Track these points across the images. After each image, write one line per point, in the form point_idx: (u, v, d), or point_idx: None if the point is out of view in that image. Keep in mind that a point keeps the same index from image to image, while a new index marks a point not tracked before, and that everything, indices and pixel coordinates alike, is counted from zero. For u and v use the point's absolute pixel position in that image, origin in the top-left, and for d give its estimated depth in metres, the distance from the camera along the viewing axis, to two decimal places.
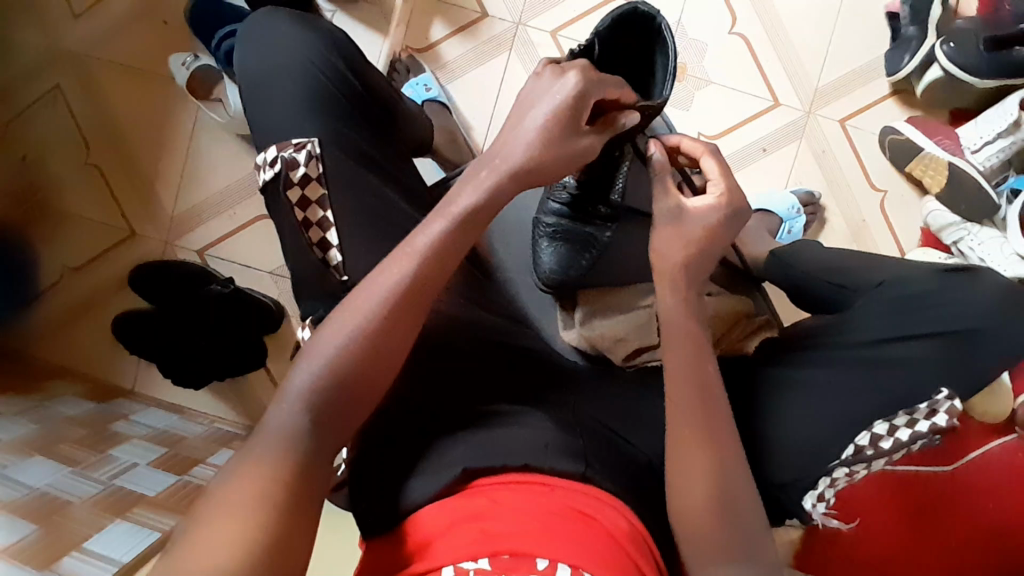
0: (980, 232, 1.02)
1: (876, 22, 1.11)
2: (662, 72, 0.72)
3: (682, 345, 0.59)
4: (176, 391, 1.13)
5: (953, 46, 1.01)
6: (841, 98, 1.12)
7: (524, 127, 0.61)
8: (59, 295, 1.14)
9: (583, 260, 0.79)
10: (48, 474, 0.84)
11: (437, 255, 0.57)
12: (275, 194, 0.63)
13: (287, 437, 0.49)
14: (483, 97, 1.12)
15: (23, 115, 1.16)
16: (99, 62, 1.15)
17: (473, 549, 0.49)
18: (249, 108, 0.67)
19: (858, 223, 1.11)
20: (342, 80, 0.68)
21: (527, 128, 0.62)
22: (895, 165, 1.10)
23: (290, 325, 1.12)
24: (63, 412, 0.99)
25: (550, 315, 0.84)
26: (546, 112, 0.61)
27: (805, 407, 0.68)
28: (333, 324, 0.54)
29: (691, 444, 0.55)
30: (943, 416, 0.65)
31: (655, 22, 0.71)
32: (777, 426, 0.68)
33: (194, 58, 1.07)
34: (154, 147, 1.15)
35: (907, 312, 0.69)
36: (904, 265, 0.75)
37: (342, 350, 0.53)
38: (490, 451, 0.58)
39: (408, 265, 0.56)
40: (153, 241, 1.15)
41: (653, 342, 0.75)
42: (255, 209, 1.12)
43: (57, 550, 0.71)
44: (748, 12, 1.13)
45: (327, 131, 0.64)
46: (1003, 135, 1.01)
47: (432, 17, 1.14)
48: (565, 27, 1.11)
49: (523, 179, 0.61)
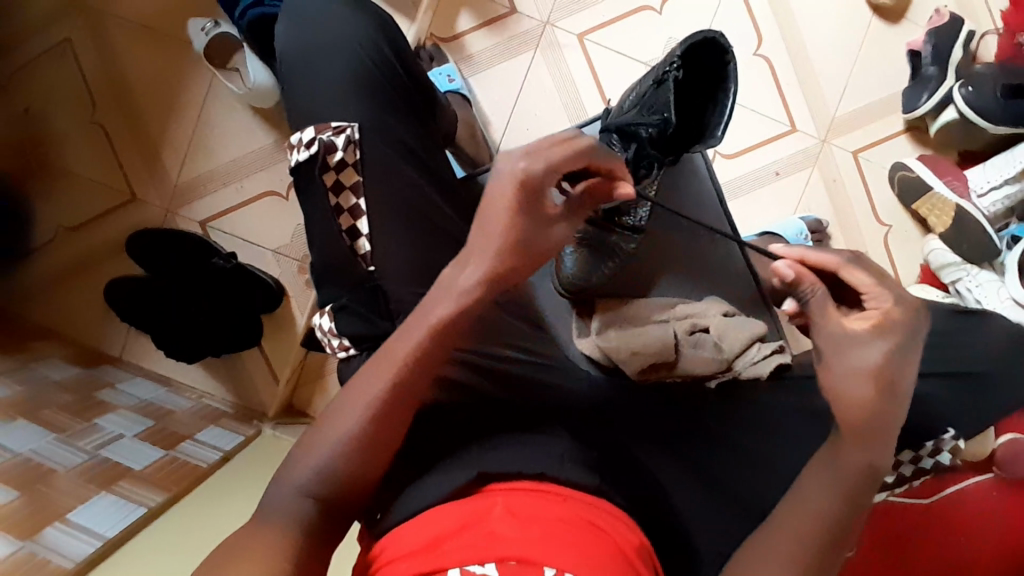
0: (979, 274, 1.04)
1: (898, 58, 1.13)
2: (720, 117, 0.78)
3: None
4: (164, 363, 1.11)
5: (971, 90, 1.03)
6: (856, 129, 1.13)
7: (493, 222, 0.57)
8: (52, 254, 1.11)
9: (605, 267, 0.81)
10: (33, 439, 0.81)
11: (450, 328, 0.56)
12: (309, 174, 0.66)
13: (325, 476, 0.54)
14: (503, 94, 1.12)
15: (27, 67, 1.12)
16: (112, 18, 1.11)
17: (479, 553, 0.47)
18: (291, 80, 0.70)
19: (861, 254, 1.13)
20: (388, 69, 0.70)
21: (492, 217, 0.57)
22: (902, 201, 1.11)
23: (290, 306, 1.10)
24: (48, 376, 0.96)
25: (566, 321, 0.81)
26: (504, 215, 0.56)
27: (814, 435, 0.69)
28: (367, 377, 0.56)
29: None
30: (947, 452, 0.70)
31: (727, 56, 0.76)
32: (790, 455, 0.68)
33: (215, 25, 1.04)
34: (163, 111, 1.11)
35: (916, 349, 0.69)
36: (921, 301, 0.75)
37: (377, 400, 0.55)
38: (508, 459, 0.59)
39: (434, 326, 0.56)
40: (153, 207, 1.12)
41: (670, 357, 0.72)
42: (263, 183, 1.10)
43: (39, 521, 0.68)
44: (774, 35, 1.13)
45: (369, 119, 0.67)
46: (1010, 181, 1.04)
47: (459, 8, 1.13)
48: (592, 32, 1.12)
49: (525, 254, 0.57)
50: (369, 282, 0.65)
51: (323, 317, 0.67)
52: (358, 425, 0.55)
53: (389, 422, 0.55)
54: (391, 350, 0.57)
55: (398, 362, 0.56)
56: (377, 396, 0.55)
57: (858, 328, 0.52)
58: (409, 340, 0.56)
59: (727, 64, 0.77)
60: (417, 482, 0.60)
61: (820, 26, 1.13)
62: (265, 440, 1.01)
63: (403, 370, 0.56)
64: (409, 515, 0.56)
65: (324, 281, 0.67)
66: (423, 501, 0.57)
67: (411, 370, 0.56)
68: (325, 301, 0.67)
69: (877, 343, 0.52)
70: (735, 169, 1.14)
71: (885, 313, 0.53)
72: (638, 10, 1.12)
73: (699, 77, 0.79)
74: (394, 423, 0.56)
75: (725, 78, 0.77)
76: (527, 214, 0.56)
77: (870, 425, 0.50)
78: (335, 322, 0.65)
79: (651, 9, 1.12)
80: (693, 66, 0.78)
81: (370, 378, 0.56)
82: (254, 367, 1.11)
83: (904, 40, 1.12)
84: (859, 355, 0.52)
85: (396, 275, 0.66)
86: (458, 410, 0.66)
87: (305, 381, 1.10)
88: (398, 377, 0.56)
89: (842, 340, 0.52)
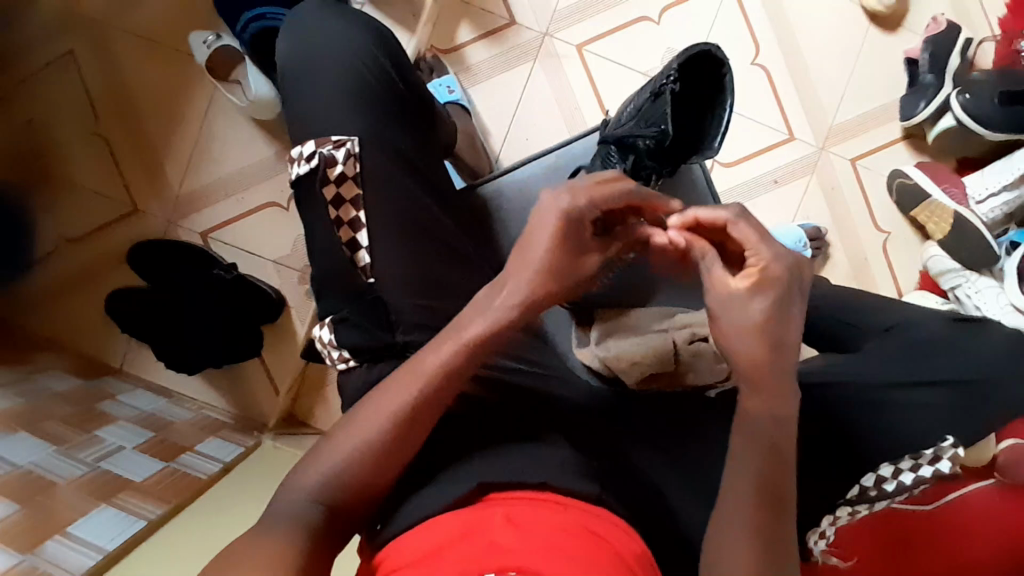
0: (978, 280, 1.04)
1: (895, 66, 1.13)
2: (717, 128, 0.78)
3: None
4: (164, 374, 1.11)
5: (968, 97, 1.04)
6: (854, 137, 1.14)
7: (529, 251, 0.58)
8: (53, 265, 1.12)
9: (604, 278, 0.81)
10: (34, 452, 0.81)
11: (479, 342, 0.57)
12: (309, 188, 0.66)
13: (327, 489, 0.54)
14: (504, 104, 1.12)
15: (30, 81, 1.13)
16: (114, 32, 1.12)
17: (478, 564, 0.47)
18: (291, 94, 0.70)
19: (861, 261, 1.13)
20: (388, 82, 0.71)
21: (529, 246, 0.58)
22: (901, 208, 1.12)
23: (291, 317, 1.10)
24: (48, 387, 0.96)
25: (567, 331, 0.84)
26: (546, 244, 0.57)
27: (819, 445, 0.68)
28: (393, 389, 0.57)
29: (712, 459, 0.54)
30: (947, 463, 0.66)
31: (722, 69, 0.76)
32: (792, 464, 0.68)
33: (217, 37, 1.05)
34: (164, 123, 1.12)
35: (915, 358, 0.71)
36: (918, 310, 0.76)
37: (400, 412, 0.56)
38: (508, 468, 0.59)
39: (462, 342, 0.57)
40: (154, 218, 1.12)
41: (669, 368, 0.75)
42: (265, 195, 1.10)
43: (40, 534, 0.68)
44: (772, 44, 1.14)
45: (369, 131, 0.68)
46: (1009, 188, 1.04)
47: (459, 19, 1.13)
48: (591, 43, 1.13)
49: (554, 276, 0.58)
50: (369, 294, 0.65)
51: (323, 329, 0.67)
52: (380, 435, 0.56)
53: (406, 438, 0.56)
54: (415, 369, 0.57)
55: (422, 382, 0.57)
56: (397, 412, 0.56)
57: (735, 287, 0.51)
58: (435, 355, 0.57)
59: (722, 75, 0.77)
60: (417, 492, 0.60)
61: (818, 35, 1.14)
62: (265, 451, 1.01)
63: (429, 383, 0.57)
64: (411, 524, 0.56)
65: (324, 293, 0.67)
66: (424, 511, 0.57)
67: (436, 383, 0.57)
68: (325, 312, 0.67)
69: (758, 299, 0.51)
70: (734, 177, 1.14)
71: (765, 268, 0.51)
72: (637, 20, 1.13)
73: (698, 89, 0.79)
74: (410, 440, 0.56)
75: (722, 90, 0.78)
76: (567, 247, 0.57)
77: (764, 373, 0.51)
78: (336, 333, 0.65)
79: (649, 20, 1.13)
80: (691, 78, 0.78)
81: (396, 389, 0.57)
82: (256, 378, 1.11)
83: (902, 48, 1.13)
84: (739, 313, 0.51)
85: (396, 286, 0.66)
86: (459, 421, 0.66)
87: (307, 391, 1.10)
88: (423, 389, 0.57)
89: (727, 301, 0.51)
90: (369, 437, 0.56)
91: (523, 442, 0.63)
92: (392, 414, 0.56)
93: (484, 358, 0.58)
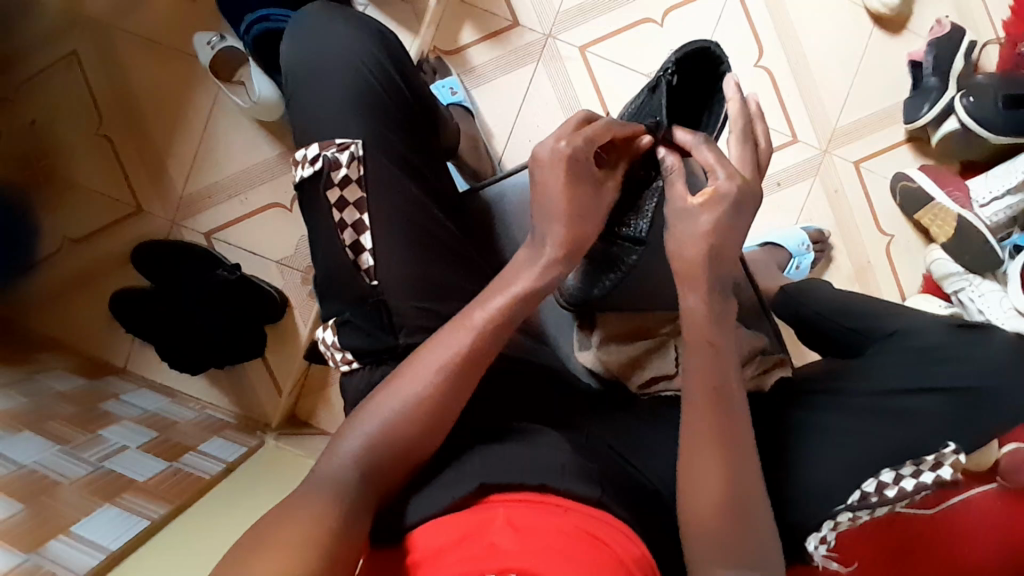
0: (981, 284, 1.04)
1: (898, 69, 1.13)
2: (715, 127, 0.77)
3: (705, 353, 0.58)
4: (167, 374, 1.11)
5: (972, 100, 1.04)
6: (857, 140, 1.14)
7: (548, 200, 0.63)
8: (57, 265, 1.12)
9: (606, 281, 0.78)
10: (37, 451, 0.82)
11: (531, 293, 0.62)
12: (312, 191, 0.67)
13: (328, 493, 0.54)
14: (506, 107, 1.12)
15: (34, 81, 1.13)
16: (118, 33, 1.12)
17: (480, 567, 0.48)
18: (294, 97, 0.71)
19: (863, 264, 1.13)
20: (391, 86, 0.71)
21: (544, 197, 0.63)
22: (904, 210, 1.12)
23: (294, 317, 1.11)
24: (52, 387, 0.97)
25: (567, 333, 0.82)
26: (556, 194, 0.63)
27: (822, 449, 0.68)
28: (444, 338, 0.60)
29: (711, 463, 0.54)
30: (948, 468, 0.66)
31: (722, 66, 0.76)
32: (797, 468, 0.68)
33: (220, 39, 1.05)
34: (168, 124, 1.12)
35: (921, 363, 0.70)
36: (923, 316, 0.75)
37: (449, 362, 0.60)
38: (507, 469, 0.58)
39: (511, 295, 0.62)
40: (157, 218, 1.13)
41: (669, 370, 0.76)
42: (267, 196, 1.11)
43: (44, 534, 0.69)
44: (775, 47, 1.14)
45: (372, 135, 0.68)
46: (1012, 191, 1.04)
47: (462, 21, 1.13)
48: (594, 44, 1.13)
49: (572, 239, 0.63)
50: (371, 297, 0.66)
51: (326, 331, 0.67)
52: (430, 387, 0.59)
53: (432, 417, 0.59)
54: (421, 361, 0.60)
55: (429, 373, 0.59)
56: (404, 403, 0.58)
57: (692, 201, 0.60)
58: (489, 305, 0.61)
59: (722, 72, 0.76)
60: (417, 493, 0.59)
61: (821, 37, 1.14)
62: (268, 451, 1.01)
63: (480, 334, 0.60)
64: (415, 523, 0.56)
65: (327, 295, 0.67)
66: (429, 512, 0.56)
67: (489, 332, 0.61)
68: (328, 315, 0.67)
69: (707, 213, 0.59)
70: None
71: (719, 188, 0.60)
72: (640, 23, 1.13)
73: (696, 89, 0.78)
74: (416, 433, 0.58)
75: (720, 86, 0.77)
76: (574, 185, 0.63)
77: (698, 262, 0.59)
78: (339, 336, 0.66)
79: (652, 22, 1.13)
80: (692, 74, 0.78)
81: (448, 339, 0.60)
82: (259, 378, 1.11)
83: (906, 50, 1.13)
84: (687, 225, 0.60)
85: (398, 289, 0.66)
86: (460, 425, 0.66)
87: (310, 391, 1.11)
88: (473, 340, 0.60)
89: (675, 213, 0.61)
90: (417, 388, 0.59)
91: (525, 442, 0.63)
92: (400, 405, 0.58)
93: (486, 349, 0.60)
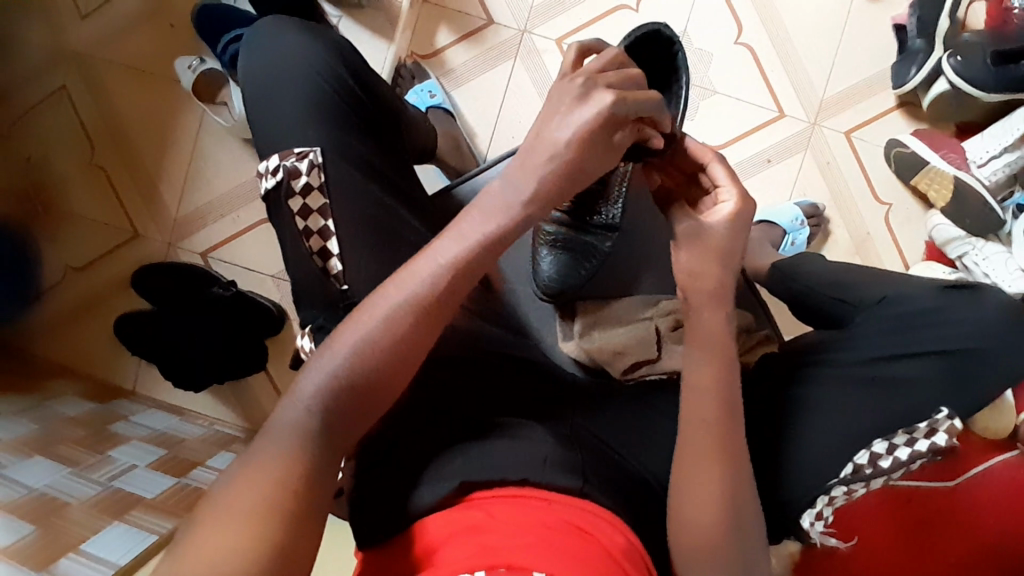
0: (985, 247, 1.02)
1: (884, 32, 1.11)
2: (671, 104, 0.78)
3: (712, 352, 0.60)
4: (176, 393, 1.14)
5: (960, 60, 1.00)
6: (846, 109, 1.11)
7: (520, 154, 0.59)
8: (63, 294, 1.15)
9: (583, 268, 0.85)
10: (49, 474, 0.85)
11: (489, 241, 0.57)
12: (276, 202, 0.68)
13: None
14: (485, 104, 1.13)
15: (28, 117, 1.17)
16: (104, 64, 1.15)
17: (472, 562, 0.48)
18: (254, 110, 0.72)
19: (863, 236, 1.10)
20: (349, 94, 0.72)
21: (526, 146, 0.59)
22: (900, 177, 1.09)
23: (292, 328, 1.13)
24: (62, 412, 1.00)
25: (550, 325, 0.85)
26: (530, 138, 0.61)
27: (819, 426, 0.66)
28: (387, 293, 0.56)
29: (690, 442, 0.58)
30: (943, 434, 0.64)
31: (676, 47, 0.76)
32: (796, 449, 0.66)
33: (200, 62, 1.08)
34: (157, 148, 1.15)
35: (908, 327, 0.68)
36: (908, 279, 0.73)
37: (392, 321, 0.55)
38: (489, 465, 0.58)
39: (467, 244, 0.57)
40: (155, 241, 1.15)
41: (652, 355, 0.74)
42: (257, 213, 1.13)
43: (54, 551, 0.71)
44: (753, 21, 1.12)
45: (330, 142, 0.69)
46: (1010, 149, 1.02)
47: (437, 24, 1.14)
48: (570, 35, 1.12)
49: None
50: (343, 302, 0.66)
51: (303, 338, 0.68)
52: (369, 342, 0.54)
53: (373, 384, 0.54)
54: (368, 317, 0.55)
55: (369, 330, 0.54)
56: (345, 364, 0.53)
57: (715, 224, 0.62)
58: (439, 262, 0.56)
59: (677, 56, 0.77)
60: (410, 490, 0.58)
61: (799, 8, 1.12)
62: None
63: (426, 290, 0.55)
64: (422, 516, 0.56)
65: (303, 302, 0.68)
66: (432, 498, 0.56)
67: (437, 286, 0.56)
68: (305, 322, 0.68)
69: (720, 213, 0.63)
70: None
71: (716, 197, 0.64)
72: (616, 9, 1.12)
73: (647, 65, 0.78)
74: (354, 402, 0.53)
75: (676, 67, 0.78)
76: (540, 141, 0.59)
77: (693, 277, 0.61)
78: (314, 341, 0.66)
79: (628, 8, 1.12)
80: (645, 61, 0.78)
81: (387, 300, 0.55)
82: (262, 390, 1.13)
83: (889, 14, 1.10)
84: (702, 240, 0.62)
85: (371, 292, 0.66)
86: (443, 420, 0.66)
87: None
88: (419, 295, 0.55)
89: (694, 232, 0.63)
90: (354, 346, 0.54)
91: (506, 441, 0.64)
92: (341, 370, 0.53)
93: (433, 303, 0.56)
